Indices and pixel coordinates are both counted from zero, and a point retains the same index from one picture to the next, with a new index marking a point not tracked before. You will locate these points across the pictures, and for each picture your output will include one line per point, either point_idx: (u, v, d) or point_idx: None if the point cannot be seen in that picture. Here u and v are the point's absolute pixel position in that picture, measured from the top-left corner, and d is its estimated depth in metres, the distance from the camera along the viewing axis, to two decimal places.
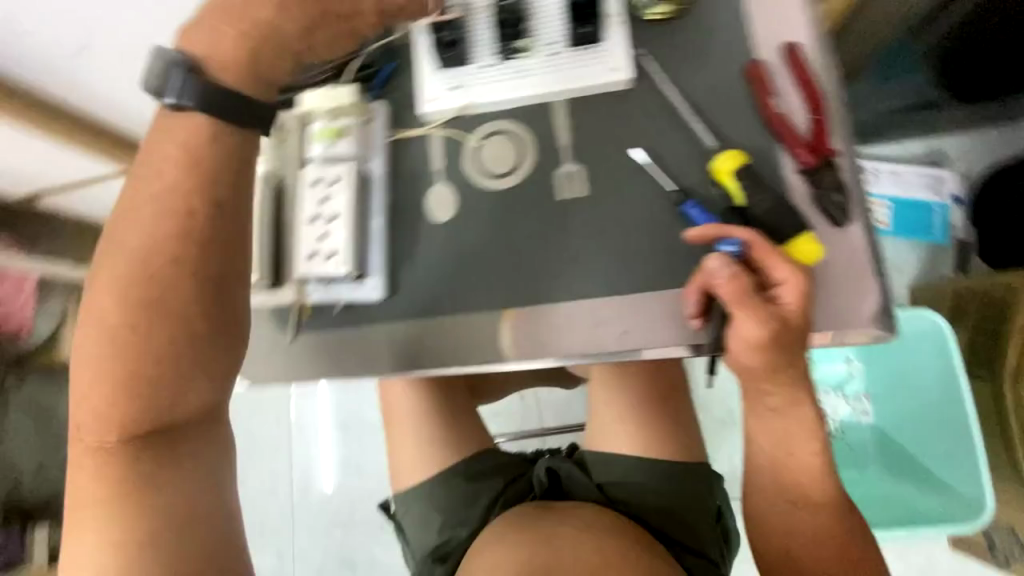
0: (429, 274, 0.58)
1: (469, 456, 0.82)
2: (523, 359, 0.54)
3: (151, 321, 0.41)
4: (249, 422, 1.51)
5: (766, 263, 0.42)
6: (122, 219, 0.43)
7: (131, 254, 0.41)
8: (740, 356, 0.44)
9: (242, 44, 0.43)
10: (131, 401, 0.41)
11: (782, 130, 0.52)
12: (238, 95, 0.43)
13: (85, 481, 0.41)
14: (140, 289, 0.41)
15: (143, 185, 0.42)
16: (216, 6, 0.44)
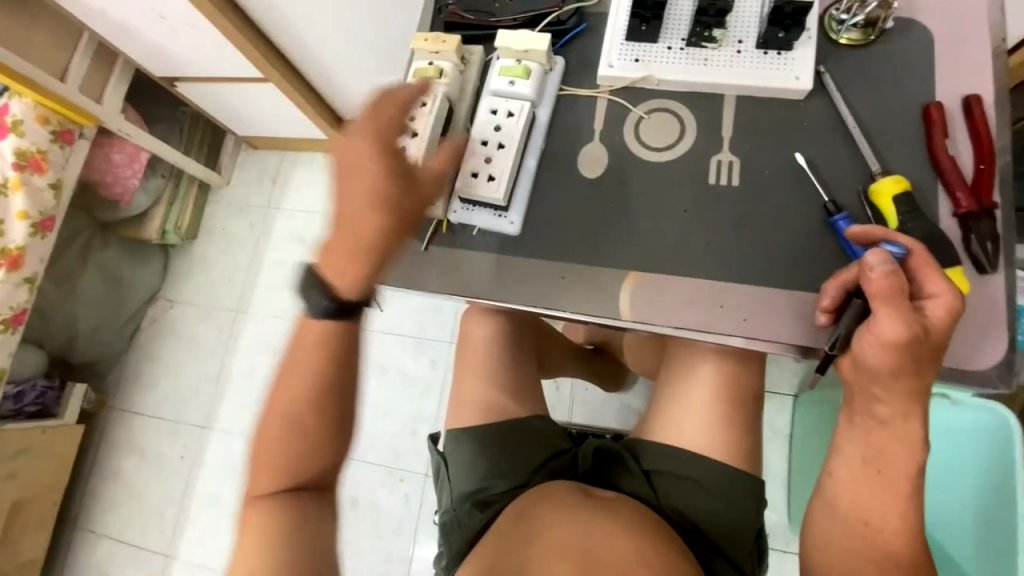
0: (565, 222, 0.60)
1: (526, 416, 0.83)
2: (640, 321, 0.56)
3: (311, 423, 0.56)
4: (291, 340, 1.57)
5: (923, 274, 0.45)
6: (291, 355, 0.57)
7: (292, 399, 0.56)
8: (867, 354, 0.46)
9: (372, 254, 0.52)
10: (300, 472, 0.56)
11: (947, 170, 0.53)
12: (360, 295, 0.55)
13: (254, 517, 0.55)
14: (309, 404, 0.56)
15: (309, 350, 0.56)
16: (344, 232, 0.52)
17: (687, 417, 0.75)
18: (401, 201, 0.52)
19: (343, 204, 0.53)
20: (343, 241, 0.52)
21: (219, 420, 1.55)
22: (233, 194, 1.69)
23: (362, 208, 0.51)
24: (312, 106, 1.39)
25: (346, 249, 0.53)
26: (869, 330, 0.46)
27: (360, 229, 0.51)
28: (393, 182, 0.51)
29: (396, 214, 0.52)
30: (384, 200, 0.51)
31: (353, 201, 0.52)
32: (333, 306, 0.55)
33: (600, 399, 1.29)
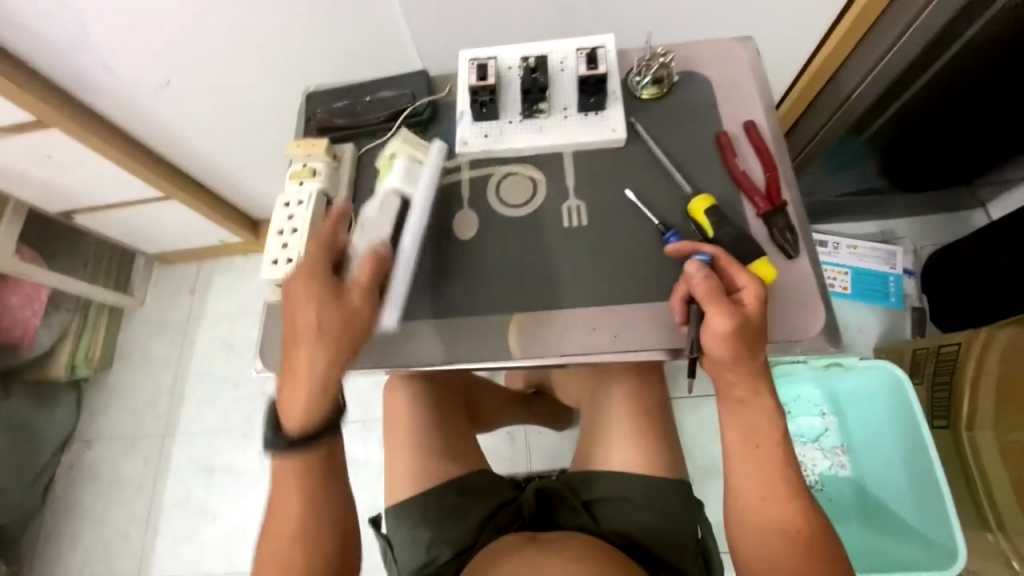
0: (448, 281, 0.66)
1: (463, 474, 0.84)
2: (529, 356, 0.62)
3: (304, 558, 0.61)
4: (229, 454, 1.48)
5: (732, 273, 0.55)
6: (274, 499, 0.62)
7: (276, 539, 0.61)
8: (710, 346, 0.54)
9: (314, 392, 0.56)
10: None
11: (743, 183, 0.66)
12: (307, 433, 0.58)
13: None
14: (297, 542, 0.61)
15: (282, 496, 0.62)
16: (286, 374, 0.58)
17: (615, 438, 0.80)
18: (343, 335, 0.57)
19: (292, 344, 0.57)
20: (294, 381, 0.57)
21: (155, 563, 1.40)
22: (150, 313, 1.65)
23: (308, 348, 0.56)
24: (221, 214, 1.42)
25: (296, 385, 0.57)
26: (705, 327, 0.54)
27: (300, 377, 0.56)
28: (331, 321, 0.56)
29: (341, 349, 0.57)
30: (321, 345, 0.56)
31: (298, 345, 0.57)
32: (285, 437, 0.58)
33: (552, 441, 1.31)
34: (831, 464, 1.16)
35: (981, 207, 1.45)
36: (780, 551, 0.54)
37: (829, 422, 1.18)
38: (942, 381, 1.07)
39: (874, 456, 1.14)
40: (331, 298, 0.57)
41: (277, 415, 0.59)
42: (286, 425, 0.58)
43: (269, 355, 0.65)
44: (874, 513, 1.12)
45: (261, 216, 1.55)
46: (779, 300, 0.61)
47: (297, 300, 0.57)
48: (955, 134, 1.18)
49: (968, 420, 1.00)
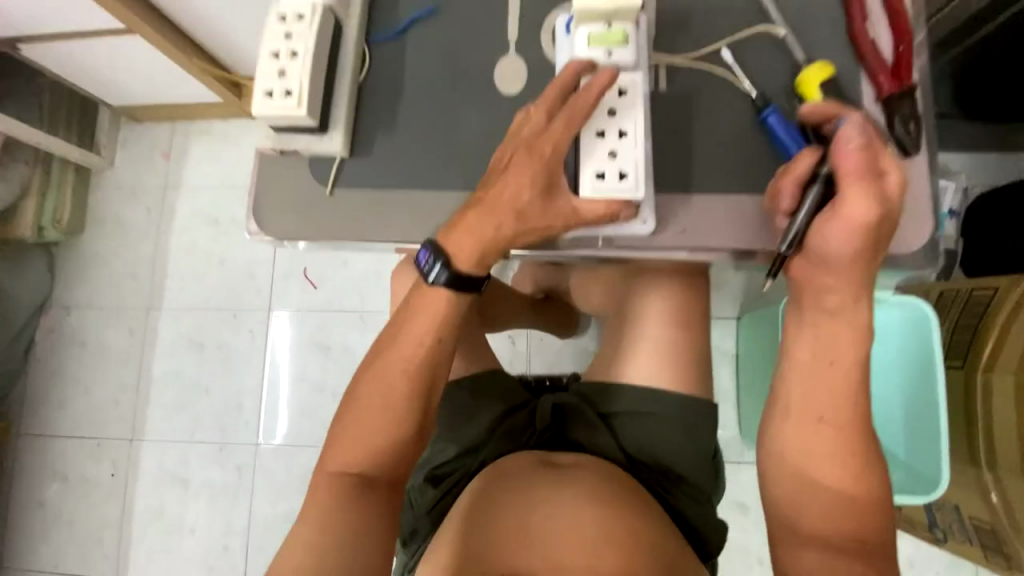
0: (486, 148, 0.54)
1: (475, 373, 0.80)
2: (578, 237, 0.52)
3: (397, 405, 0.55)
4: (218, 332, 1.43)
5: (880, 150, 0.45)
6: (391, 333, 0.55)
7: (381, 374, 0.55)
8: (832, 240, 0.46)
9: (490, 232, 0.49)
10: (380, 448, 0.55)
11: (869, 55, 0.52)
12: (469, 274, 0.51)
13: (323, 490, 0.54)
14: (395, 386, 0.54)
15: (409, 326, 0.54)
16: (474, 203, 0.49)
17: (641, 348, 0.75)
18: (540, 171, 0.47)
19: (495, 190, 0.48)
20: (479, 232, 0.49)
21: (149, 430, 1.41)
22: (121, 176, 1.48)
23: (512, 176, 0.48)
24: (196, 62, 1.20)
25: (475, 239, 0.49)
26: (840, 216, 0.45)
27: (490, 209, 0.48)
28: (543, 193, 0.48)
29: (540, 187, 0.48)
30: (521, 177, 0.47)
31: (503, 197, 0.48)
32: (446, 280, 0.51)
33: (555, 347, 1.27)
34: None
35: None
36: (826, 471, 0.51)
37: None
38: (968, 324, 1.03)
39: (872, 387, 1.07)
40: (553, 135, 0.47)
41: (441, 244, 0.50)
42: (453, 271, 0.50)
43: (263, 215, 0.55)
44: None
45: (244, 73, 1.32)
46: None
47: (528, 156, 0.47)
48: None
49: (988, 360, 0.97)
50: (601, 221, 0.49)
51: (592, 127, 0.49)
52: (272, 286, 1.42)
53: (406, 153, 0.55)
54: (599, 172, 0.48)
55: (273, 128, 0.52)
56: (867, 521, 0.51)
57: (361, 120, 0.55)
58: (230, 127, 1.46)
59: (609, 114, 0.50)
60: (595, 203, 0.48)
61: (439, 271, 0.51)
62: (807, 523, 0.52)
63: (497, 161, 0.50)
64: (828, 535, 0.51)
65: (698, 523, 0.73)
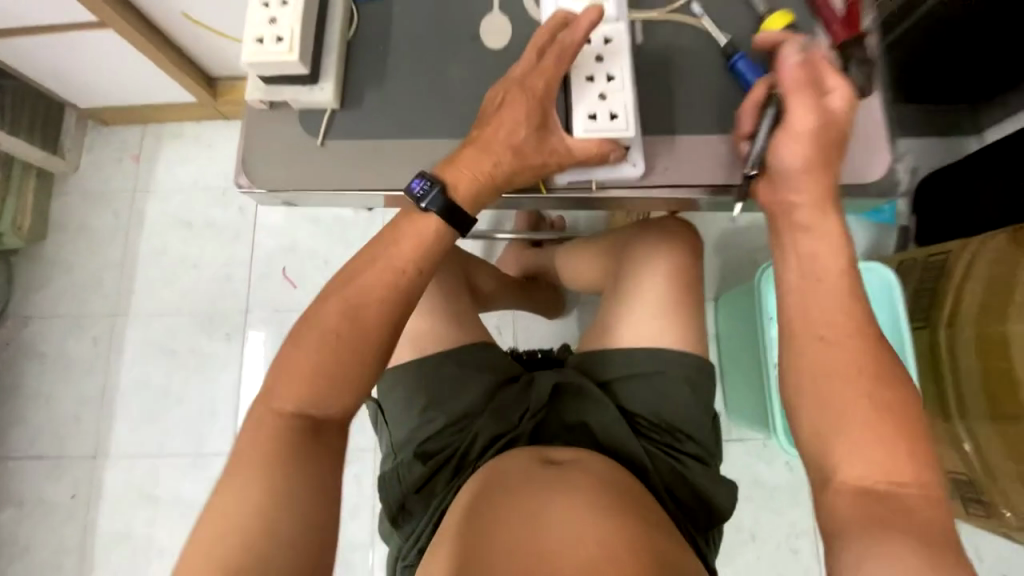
0: (474, 97, 0.56)
1: (472, 344, 0.80)
2: (576, 170, 0.53)
3: (354, 340, 0.51)
4: (191, 337, 1.37)
5: (824, 69, 0.50)
6: (357, 264, 0.52)
7: (342, 303, 0.51)
8: (788, 154, 0.51)
9: (490, 168, 0.50)
10: (332, 389, 0.51)
11: (822, 8, 0.57)
12: (465, 206, 0.51)
13: (262, 435, 0.49)
14: (353, 318, 0.51)
15: (383, 254, 0.52)
16: (474, 142, 0.51)
17: (639, 307, 0.78)
18: (533, 108, 0.49)
19: (491, 128, 0.50)
20: (477, 167, 0.50)
21: (115, 444, 1.33)
22: (87, 181, 1.43)
23: (511, 111, 0.49)
24: (172, 60, 1.19)
25: (473, 173, 0.50)
26: (789, 129, 0.50)
27: (488, 145, 0.50)
28: (538, 130, 0.50)
29: (533, 124, 0.50)
30: (519, 111, 0.49)
31: (500, 134, 0.50)
32: (439, 207, 0.50)
33: (542, 332, 1.26)
34: None
35: (976, 133, 1.30)
36: (837, 389, 0.51)
37: None
38: (926, 286, 1.09)
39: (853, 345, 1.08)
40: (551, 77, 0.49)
41: (438, 175, 0.51)
42: (447, 200, 0.50)
43: (253, 167, 0.55)
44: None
45: (219, 72, 1.31)
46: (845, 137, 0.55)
47: (521, 93, 0.49)
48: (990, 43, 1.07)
49: (950, 315, 1.03)
50: (593, 160, 0.51)
51: (581, 72, 0.52)
52: (250, 287, 1.38)
53: (397, 103, 0.56)
54: (592, 113, 0.51)
55: (262, 78, 0.53)
56: (893, 450, 0.48)
57: (351, 73, 0.56)
58: (205, 129, 1.44)
59: (597, 60, 0.52)
60: (588, 140, 0.51)
61: (433, 195, 0.50)
62: (823, 448, 0.51)
63: (491, 98, 0.51)
64: (861, 474, 0.48)
65: (700, 484, 0.74)
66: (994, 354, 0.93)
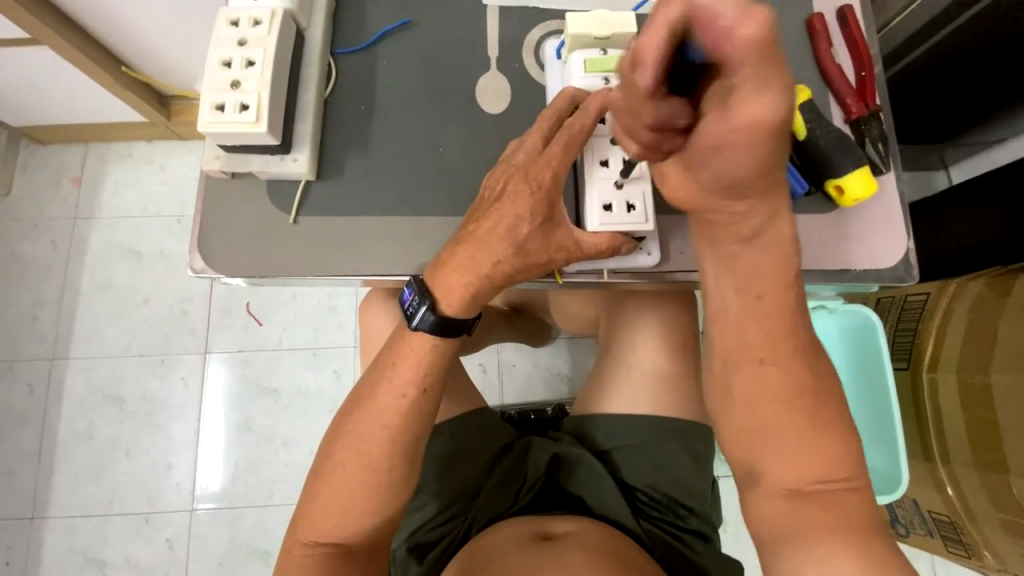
0: (468, 167, 0.50)
1: (461, 414, 0.74)
2: (581, 267, 0.51)
3: (382, 462, 0.51)
4: (142, 381, 1.24)
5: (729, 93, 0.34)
6: (371, 380, 0.52)
7: (365, 423, 0.51)
8: (734, 156, 0.38)
9: (485, 269, 0.45)
10: (361, 514, 0.51)
11: (837, 80, 0.58)
12: (465, 316, 0.48)
13: (291, 573, 0.50)
14: (376, 440, 0.51)
15: (391, 370, 0.51)
16: (464, 239, 0.46)
17: (637, 368, 0.75)
18: (538, 194, 0.44)
19: (488, 223, 0.45)
20: (470, 269, 0.46)
21: (53, 505, 1.19)
22: (19, 207, 1.29)
23: (511, 204, 0.44)
24: (121, 84, 1.08)
25: (464, 277, 0.46)
26: (736, 132, 0.36)
27: (486, 246, 0.45)
28: (543, 224, 0.45)
29: (539, 213, 0.44)
30: (519, 202, 0.44)
31: (498, 230, 0.44)
32: (431, 324, 0.48)
33: (527, 373, 1.20)
34: None
35: (942, 168, 1.26)
36: (788, 429, 0.51)
37: None
38: (905, 327, 1.09)
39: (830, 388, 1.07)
40: (559, 162, 0.44)
41: (427, 285, 0.47)
42: (441, 316, 0.47)
43: (212, 248, 0.47)
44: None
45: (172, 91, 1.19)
46: (862, 220, 0.57)
47: (525, 183, 0.44)
48: (973, 94, 0.99)
49: (930, 359, 1.03)
50: (604, 255, 0.47)
51: (595, 154, 0.48)
52: (208, 326, 1.27)
53: (386, 173, 0.49)
54: (606, 203, 0.47)
55: (222, 146, 0.46)
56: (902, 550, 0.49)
57: (328, 139, 0.49)
58: (156, 153, 1.32)
59: (613, 143, 0.49)
60: (600, 235, 0.47)
61: (425, 313, 0.47)
62: (766, 496, 0.53)
63: (486, 191, 0.46)
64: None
65: (705, 564, 0.70)
66: (977, 404, 0.94)
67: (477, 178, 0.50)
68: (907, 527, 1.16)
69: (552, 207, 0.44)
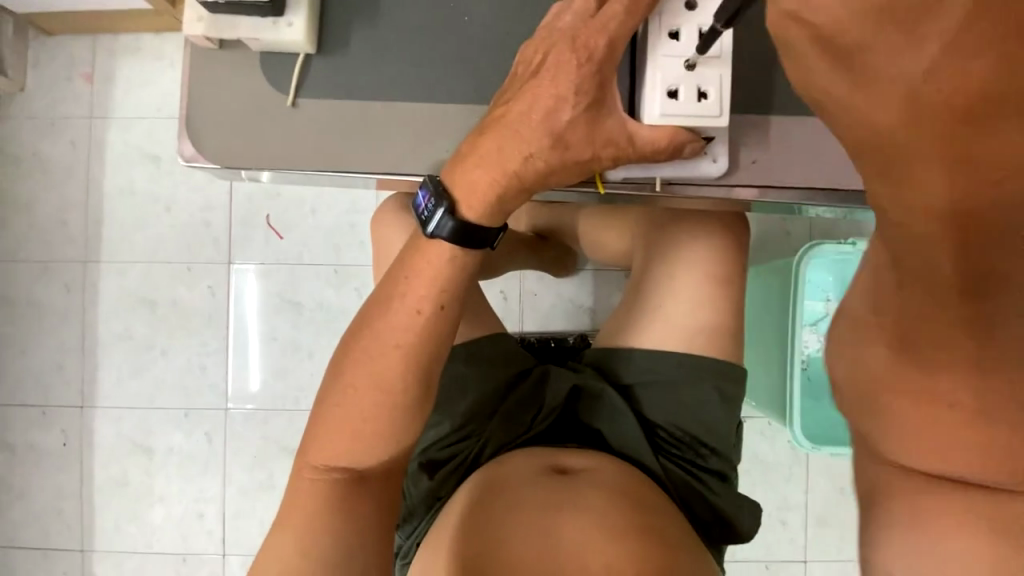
0: (487, 49, 0.47)
1: (472, 338, 0.72)
2: (632, 169, 0.48)
3: (393, 386, 0.48)
4: (170, 287, 1.26)
5: None
6: (383, 299, 0.48)
7: (376, 342, 0.48)
8: (894, 48, 0.31)
9: (510, 166, 0.44)
10: (371, 438, 0.49)
11: None
12: (485, 222, 0.46)
13: (304, 487, 0.50)
14: (387, 361, 0.48)
15: (405, 287, 0.48)
16: (489, 134, 0.43)
17: (671, 298, 0.69)
18: (588, 71, 0.42)
19: (519, 106, 0.43)
20: (491, 166, 0.44)
21: (100, 396, 1.27)
22: (34, 103, 1.25)
23: (538, 91, 0.42)
24: None
25: (489, 175, 0.44)
26: (865, 22, 0.31)
27: (518, 138, 0.43)
28: (589, 109, 0.43)
29: (585, 95, 0.42)
30: (564, 83, 0.42)
31: (533, 117, 0.42)
32: (449, 231, 0.46)
33: (549, 303, 1.16)
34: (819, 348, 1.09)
35: None
36: None
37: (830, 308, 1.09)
38: None
39: None
40: (609, 37, 0.42)
41: (445, 185, 0.45)
42: (460, 220, 0.45)
43: (203, 134, 0.47)
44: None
45: None
46: None
47: (571, 56, 0.42)
48: None
49: None
50: (659, 154, 0.45)
51: (667, 21, 0.44)
52: (230, 235, 1.25)
53: (395, 50, 0.47)
54: (671, 89, 0.44)
55: (206, 6, 0.43)
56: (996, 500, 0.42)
57: (325, 7, 0.47)
58: (168, 47, 1.23)
59: (688, 9, 0.44)
60: (659, 130, 0.44)
61: (442, 218, 0.45)
62: None
63: (521, 67, 0.44)
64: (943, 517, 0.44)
65: (720, 503, 0.69)
66: None
67: (509, 63, 0.47)
68: None
69: (599, 90, 0.42)
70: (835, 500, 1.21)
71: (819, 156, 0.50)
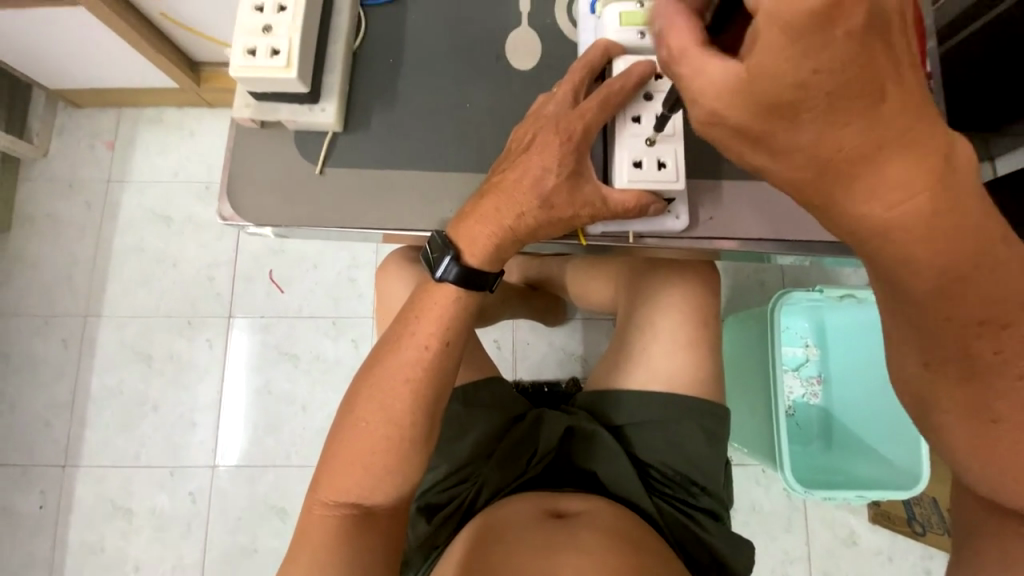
0: (486, 126, 0.56)
1: (468, 382, 0.75)
2: (610, 223, 0.55)
3: (400, 421, 0.51)
4: (169, 340, 1.28)
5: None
6: (392, 341, 0.53)
7: (385, 380, 0.52)
8: (787, 130, 0.35)
9: (507, 223, 0.51)
10: (378, 475, 0.52)
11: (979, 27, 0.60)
12: (485, 269, 0.52)
13: (313, 526, 0.52)
14: (397, 399, 0.52)
15: (414, 328, 0.53)
16: (489, 196, 0.51)
17: (654, 340, 0.74)
18: (570, 145, 0.50)
19: (513, 174, 0.50)
20: (490, 222, 0.51)
21: (84, 455, 1.25)
22: (56, 168, 1.33)
23: (530, 160, 0.50)
24: (154, 47, 1.08)
25: (488, 229, 0.51)
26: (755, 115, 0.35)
27: (513, 197, 0.50)
28: (570, 176, 0.50)
29: (567, 165, 0.50)
30: (550, 155, 0.50)
31: (524, 183, 0.50)
32: (455, 276, 0.52)
33: (542, 350, 1.20)
34: (804, 393, 1.14)
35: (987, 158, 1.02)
36: None
37: (811, 353, 1.15)
38: None
39: (846, 381, 1.13)
40: (585, 120, 0.50)
41: (451, 238, 0.52)
42: (464, 268, 0.51)
43: (239, 198, 0.54)
44: (835, 438, 1.12)
45: (201, 56, 1.20)
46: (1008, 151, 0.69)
47: (556, 134, 0.50)
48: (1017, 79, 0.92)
49: None
50: (630, 212, 0.52)
51: (631, 108, 0.53)
52: (232, 290, 1.30)
53: (404, 128, 0.55)
54: (638, 160, 0.53)
55: (253, 95, 0.52)
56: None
57: (351, 94, 0.56)
58: (188, 119, 1.34)
59: (647, 98, 0.53)
60: (629, 192, 0.52)
61: (448, 265, 0.52)
62: None
63: (514, 143, 0.52)
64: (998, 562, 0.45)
65: (715, 543, 0.70)
66: None
67: (502, 138, 0.56)
68: (924, 524, 1.14)
69: (578, 161, 0.51)
70: (835, 550, 1.19)
71: (770, 214, 0.58)
